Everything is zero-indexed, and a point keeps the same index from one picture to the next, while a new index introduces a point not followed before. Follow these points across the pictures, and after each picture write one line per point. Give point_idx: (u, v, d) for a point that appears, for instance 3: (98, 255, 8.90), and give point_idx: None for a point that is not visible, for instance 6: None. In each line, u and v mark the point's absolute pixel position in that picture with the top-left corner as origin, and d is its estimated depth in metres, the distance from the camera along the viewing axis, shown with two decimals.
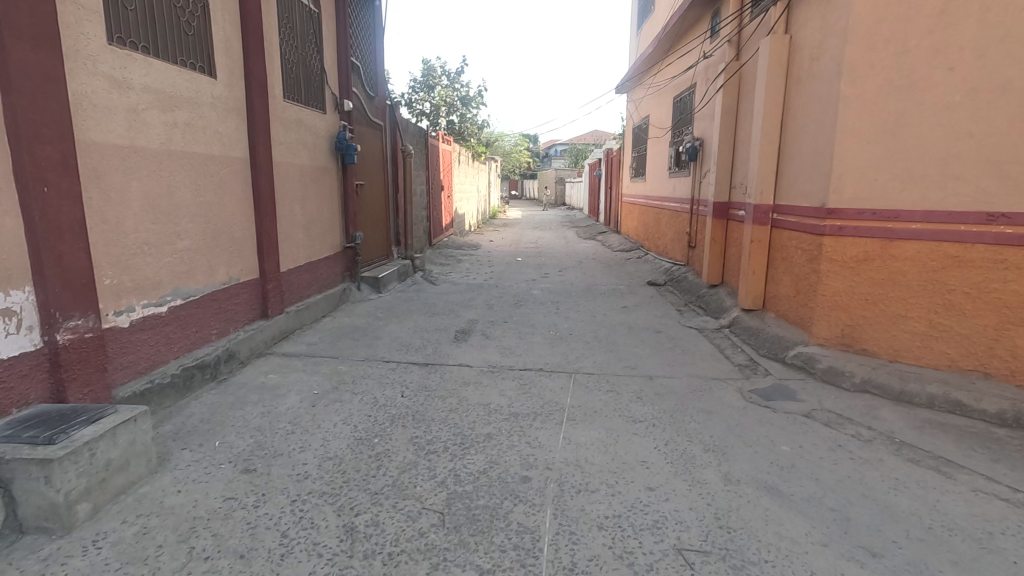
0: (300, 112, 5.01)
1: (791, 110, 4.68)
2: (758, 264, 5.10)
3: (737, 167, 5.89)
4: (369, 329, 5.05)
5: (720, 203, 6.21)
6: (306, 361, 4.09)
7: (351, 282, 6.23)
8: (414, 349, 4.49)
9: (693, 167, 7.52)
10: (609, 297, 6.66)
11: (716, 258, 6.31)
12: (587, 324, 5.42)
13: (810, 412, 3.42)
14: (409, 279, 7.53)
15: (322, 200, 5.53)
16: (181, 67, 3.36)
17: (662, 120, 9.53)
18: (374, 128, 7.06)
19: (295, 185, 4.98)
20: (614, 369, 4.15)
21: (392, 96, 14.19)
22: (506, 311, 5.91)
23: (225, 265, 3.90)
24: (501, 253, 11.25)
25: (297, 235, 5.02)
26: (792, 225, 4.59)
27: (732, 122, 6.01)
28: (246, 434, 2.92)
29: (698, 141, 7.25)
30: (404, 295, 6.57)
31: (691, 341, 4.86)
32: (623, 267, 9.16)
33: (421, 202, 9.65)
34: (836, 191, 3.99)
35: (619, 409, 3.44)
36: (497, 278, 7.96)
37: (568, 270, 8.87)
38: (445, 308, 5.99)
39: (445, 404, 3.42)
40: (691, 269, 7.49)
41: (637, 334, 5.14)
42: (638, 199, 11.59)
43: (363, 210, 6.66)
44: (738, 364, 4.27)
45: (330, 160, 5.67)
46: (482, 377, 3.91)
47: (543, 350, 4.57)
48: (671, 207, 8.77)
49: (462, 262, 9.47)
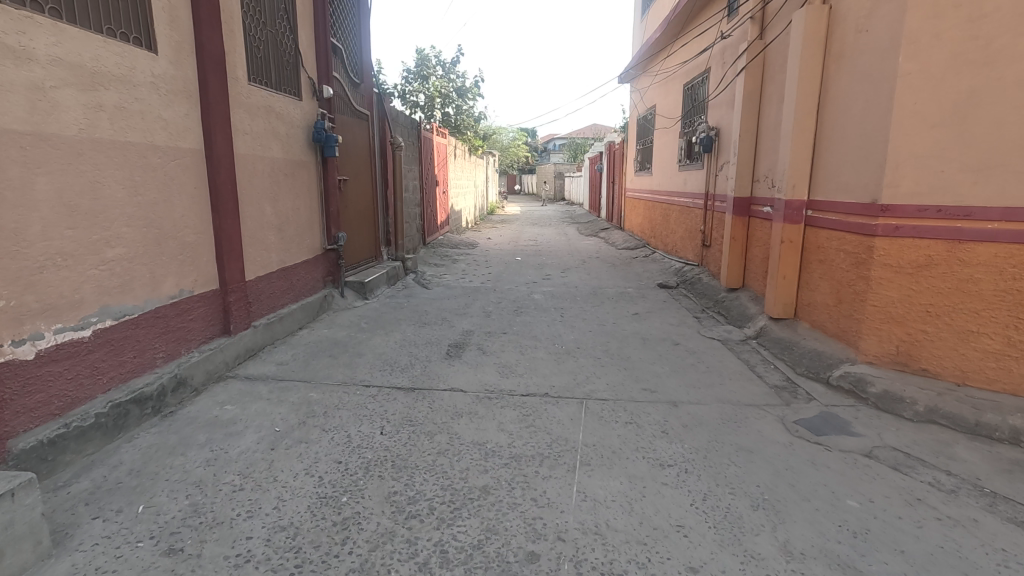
0: (270, 98, 4.41)
1: (831, 91, 4.08)
2: (790, 268, 4.52)
3: (762, 159, 5.30)
4: (351, 344, 4.46)
5: (741, 198, 5.62)
6: (272, 386, 3.51)
7: (333, 289, 5.63)
8: (400, 369, 3.91)
9: (707, 159, 6.93)
10: (617, 302, 6.07)
11: (736, 259, 5.73)
12: (596, 335, 4.83)
13: (872, 452, 2.84)
14: (400, 283, 6.93)
15: (297, 198, 4.93)
16: (107, 37, 2.77)
17: (670, 109, 8.93)
18: (359, 119, 6.45)
19: (265, 180, 4.39)
20: (631, 393, 3.57)
21: (384, 87, 13.53)
22: (505, 320, 5.33)
23: (174, 275, 3.31)
24: (499, 252, 10.64)
25: (267, 238, 4.42)
26: (833, 224, 4.00)
27: (756, 109, 5.41)
28: (181, 493, 2.33)
29: (713, 131, 6.66)
30: (394, 301, 5.98)
31: (716, 356, 4.28)
32: (630, 267, 8.57)
33: (413, 199, 9.04)
34: (890, 184, 3.40)
35: (642, 449, 2.86)
36: (495, 280, 7.37)
37: (571, 270, 8.28)
38: (438, 317, 5.41)
39: (433, 444, 2.84)
40: (705, 270, 6.91)
41: (654, 346, 4.55)
42: (644, 194, 10.99)
43: (347, 208, 6.06)
44: (775, 386, 3.69)
45: (307, 153, 5.07)
46: (477, 406, 3.33)
47: (548, 369, 3.99)
48: (681, 202, 8.18)
49: (457, 262, 8.88)
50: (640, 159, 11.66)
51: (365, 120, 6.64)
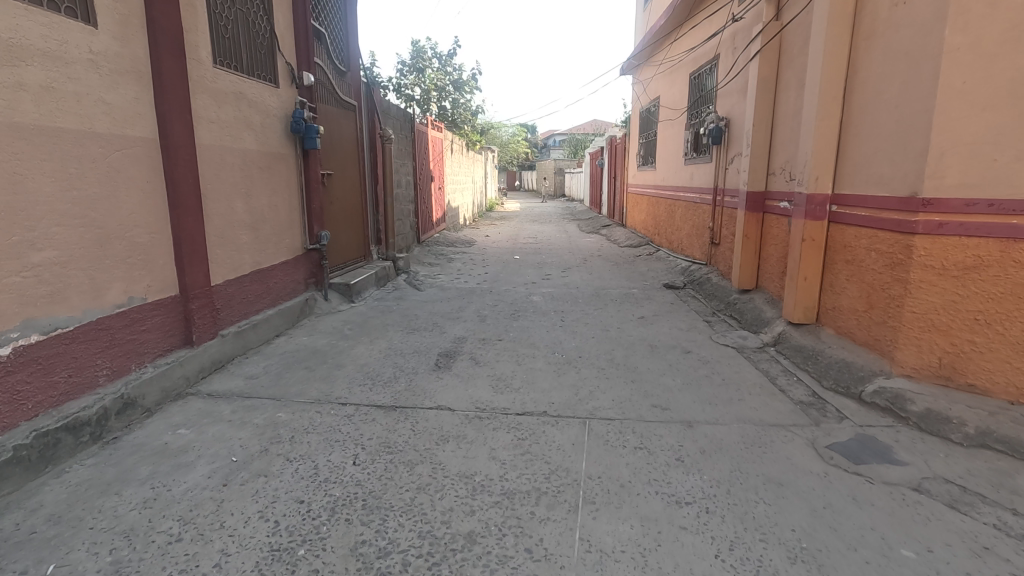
0: (241, 83, 4.01)
1: (860, 73, 3.68)
2: (811, 269, 4.12)
3: (779, 150, 4.89)
4: (330, 354, 4.07)
5: (754, 193, 5.22)
6: (235, 405, 3.11)
7: (316, 291, 5.23)
8: (382, 383, 3.51)
9: (717, 151, 6.52)
10: (622, 305, 5.67)
11: (749, 258, 5.33)
12: (599, 342, 4.43)
13: (922, 485, 2.44)
14: (390, 284, 6.54)
15: (274, 194, 4.53)
16: (29, 5, 2.37)
17: (675, 101, 8.53)
18: (346, 109, 6.05)
19: (236, 174, 3.99)
20: (641, 412, 3.17)
21: (378, 80, 13.10)
22: (502, 325, 4.93)
23: (122, 281, 2.91)
24: (497, 250, 10.24)
25: (239, 237, 4.03)
26: (863, 221, 3.60)
27: (772, 95, 5.01)
28: (105, 547, 1.95)
29: (723, 122, 6.25)
30: (382, 304, 5.58)
31: (732, 367, 3.88)
32: (634, 266, 8.15)
33: (406, 195, 8.64)
34: (933, 175, 3.01)
35: (655, 482, 2.47)
36: (492, 281, 6.97)
37: (572, 270, 7.87)
38: (429, 322, 5.00)
39: (413, 478, 2.45)
40: (714, 270, 6.51)
41: (664, 355, 4.15)
42: (647, 189, 10.58)
43: (332, 204, 5.66)
44: (801, 403, 3.29)
45: (285, 145, 4.67)
46: (466, 428, 2.94)
47: (547, 382, 3.60)
48: (688, 198, 7.78)
49: (453, 262, 8.48)
50: (644, 153, 11.24)
51: (353, 112, 6.24)
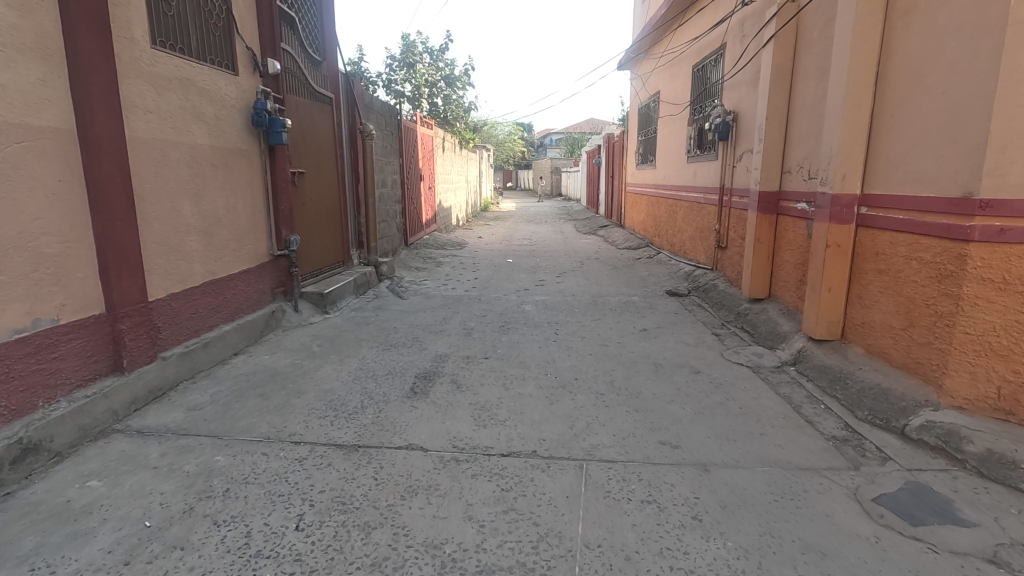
0: (188, 69, 3.52)
1: (896, 55, 3.22)
2: (836, 278, 3.65)
3: (795, 146, 4.43)
4: (291, 377, 3.57)
5: (767, 193, 4.75)
6: (166, 447, 2.62)
7: (285, 302, 4.74)
8: (345, 415, 3.03)
9: (723, 148, 6.06)
10: (622, 315, 5.20)
11: (761, 264, 4.87)
12: (597, 361, 3.96)
13: (997, 555, 1.97)
14: (371, 291, 6.05)
15: (233, 194, 4.04)
16: None
17: (677, 95, 8.06)
18: (321, 102, 5.56)
19: (183, 172, 3.49)
20: (647, 452, 2.70)
21: (366, 75, 12.56)
22: (489, 340, 4.44)
23: (23, 300, 2.42)
24: (490, 252, 9.76)
25: (187, 245, 3.54)
26: (901, 224, 3.13)
27: (788, 85, 4.54)
28: None
29: (730, 116, 5.79)
30: (359, 316, 5.09)
31: (749, 392, 3.41)
32: (633, 270, 7.68)
33: (391, 196, 8.14)
34: (993, 171, 2.55)
35: (668, 552, 1.99)
36: (482, 288, 6.49)
37: (567, 274, 7.40)
38: (408, 336, 4.52)
39: (367, 549, 1.97)
40: (721, 275, 6.04)
41: (670, 376, 3.67)
42: (647, 188, 10.11)
43: (305, 206, 5.17)
44: (834, 439, 2.81)
45: (246, 139, 4.18)
46: (439, 476, 2.46)
47: (538, 413, 3.12)
48: (691, 198, 7.32)
49: (442, 266, 7.99)
50: (643, 151, 10.77)
51: (329, 105, 5.76)
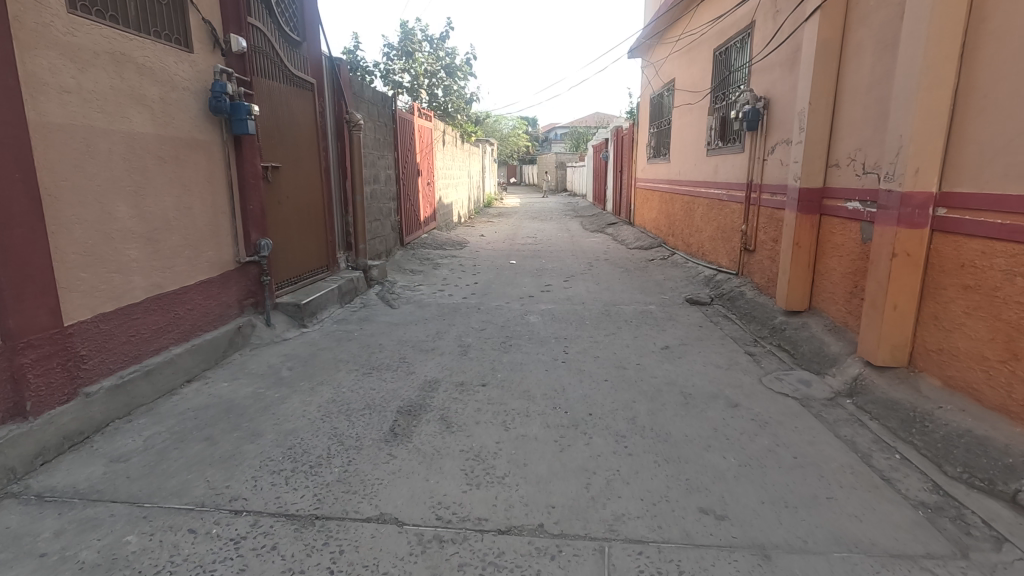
0: (123, 42, 2.92)
1: (991, 19, 2.59)
2: (904, 294, 3.03)
3: (845, 135, 3.81)
4: (249, 412, 2.98)
5: (809, 189, 4.13)
6: (66, 521, 2.03)
7: (254, 315, 4.14)
8: (305, 470, 2.43)
9: (752, 140, 5.43)
10: (639, 330, 4.58)
11: (801, 272, 4.24)
12: (614, 390, 3.35)
13: None
14: (358, 299, 5.45)
15: (187, 192, 3.45)
16: None
17: (695, 82, 7.41)
18: (301, 87, 4.95)
19: (117, 166, 2.90)
20: (686, 527, 2.09)
21: (361, 64, 11.94)
22: (487, 361, 3.84)
23: None
24: (492, 253, 9.14)
25: (124, 254, 2.94)
26: (999, 231, 2.51)
27: (836, 64, 3.91)
28: None
29: (761, 102, 5.16)
30: (341, 330, 4.49)
31: (802, 434, 2.79)
32: (647, 274, 7.05)
33: (384, 193, 7.53)
34: None
35: None
36: (482, 294, 5.88)
37: (575, 278, 6.79)
38: (395, 356, 3.92)
39: None
40: (748, 282, 5.42)
41: (704, 412, 3.06)
42: (660, 184, 9.46)
43: (280, 205, 4.57)
44: (924, 508, 2.20)
45: (204, 128, 3.58)
46: (415, 568, 1.86)
47: (545, 465, 2.52)
48: (711, 194, 6.69)
49: (439, 269, 7.39)
50: (656, 144, 10.11)
51: (311, 92, 5.16)
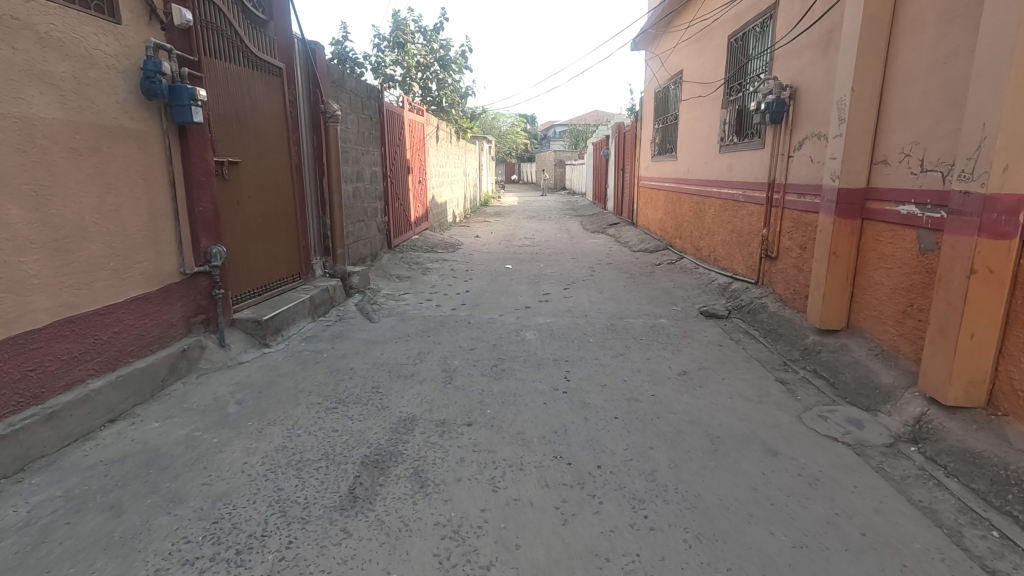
0: (18, 4, 2.35)
1: None
2: (983, 319, 2.47)
3: (896, 127, 3.25)
4: (175, 464, 2.40)
5: (849, 190, 3.55)
6: None
7: (204, 335, 3.56)
8: (228, 557, 1.86)
9: (773, 134, 4.86)
10: (651, 350, 4.01)
11: (839, 285, 3.68)
12: (626, 433, 2.78)
13: None
14: (334, 311, 4.85)
15: (112, 192, 2.87)
16: None
17: (707, 72, 6.84)
18: (265, 73, 4.35)
19: (8, 159, 2.32)
20: None
21: (351, 55, 11.33)
22: (475, 390, 3.27)
23: None
24: (486, 256, 8.56)
25: (19, 269, 2.37)
26: None
27: (885, 43, 3.34)
28: None
29: (787, 91, 4.58)
30: (309, 350, 3.91)
31: (864, 497, 2.23)
32: (655, 281, 6.48)
33: (369, 192, 6.94)
34: None
35: None
36: (473, 305, 5.29)
37: (577, 285, 6.21)
38: (367, 384, 3.34)
39: None
40: (770, 293, 4.86)
41: (737, 464, 2.49)
42: (666, 182, 8.88)
43: (238, 206, 3.99)
44: None
45: (135, 116, 3.00)
46: None
47: (543, 547, 1.94)
48: (726, 194, 6.11)
49: (429, 274, 6.81)
50: (662, 141, 9.54)
51: (280, 78, 4.57)
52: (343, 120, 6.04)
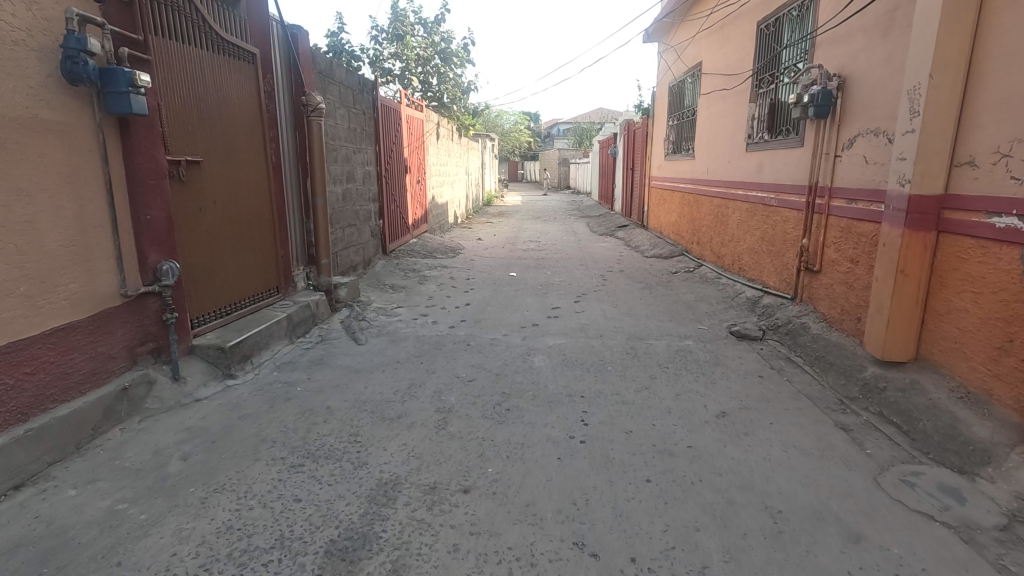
0: None
1: None
2: None
3: (987, 120, 2.66)
4: (80, 559, 1.83)
5: (922, 197, 2.96)
6: None
7: (152, 367, 2.99)
8: None
9: (816, 130, 4.27)
10: (680, 383, 3.43)
11: (907, 309, 3.09)
12: (664, 506, 2.20)
13: None
14: (315, 331, 4.29)
15: (22, 198, 2.30)
16: None
17: (732, 63, 6.24)
18: (233, 58, 3.78)
19: None
20: None
21: (347, 47, 10.73)
22: (474, 441, 2.69)
23: None
24: (489, 261, 7.99)
25: None
26: None
27: (974, 18, 2.75)
28: None
29: (835, 81, 3.98)
30: (281, 382, 3.35)
31: None
32: (674, 293, 5.89)
33: (361, 194, 6.37)
34: None
35: None
36: (474, 322, 4.72)
37: (588, 298, 5.63)
38: (343, 430, 2.77)
39: None
40: (811, 311, 4.28)
41: (813, 557, 1.90)
42: (682, 183, 8.30)
43: (199, 213, 3.42)
44: None
45: (57, 104, 2.43)
46: None
47: None
48: (753, 198, 5.53)
49: (427, 284, 6.25)
50: (676, 139, 8.95)
51: (252, 65, 4.00)
52: (331, 115, 5.47)
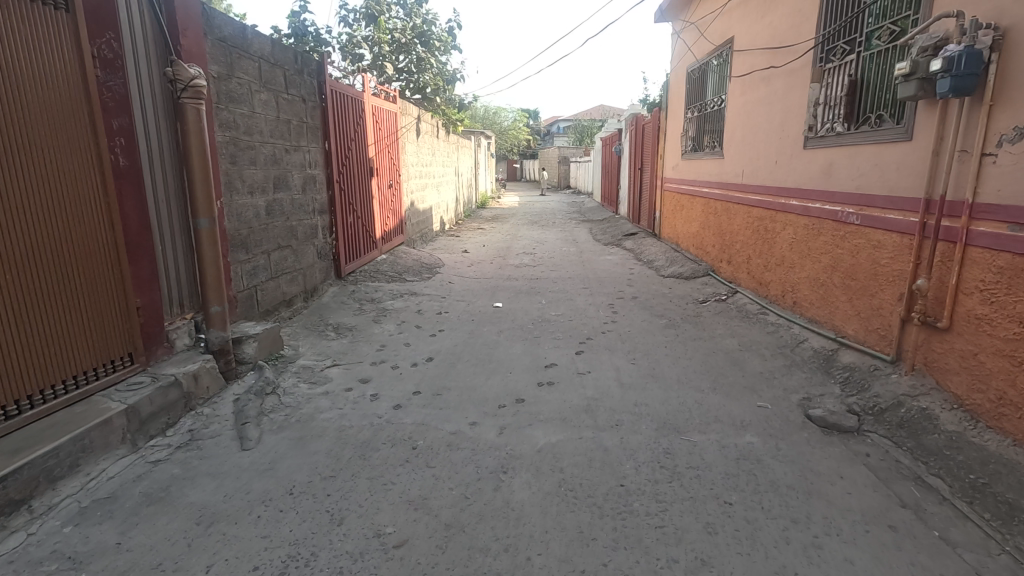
0: None
1: None
2: None
3: None
4: None
5: None
6: None
7: None
8: None
9: (944, 114, 2.80)
10: (761, 550, 1.97)
11: None
12: None
13: None
14: (186, 422, 2.84)
15: None
16: None
17: (781, 33, 4.78)
18: None
19: None
20: None
21: (311, 28, 9.25)
22: None
23: None
24: (472, 284, 6.55)
25: None
26: None
27: None
28: None
29: (987, 33, 2.53)
30: (61, 558, 1.90)
31: None
32: (708, 335, 4.44)
33: (299, 204, 4.92)
34: None
35: None
36: (432, 395, 3.28)
37: (595, 346, 4.18)
38: None
39: None
40: (935, 391, 2.83)
41: None
42: (705, 187, 6.84)
43: None
44: None
45: None
46: None
47: None
48: (817, 210, 4.09)
49: (384, 323, 4.80)
50: (696, 134, 7.50)
51: (66, 13, 2.51)
52: (243, 100, 4.01)
